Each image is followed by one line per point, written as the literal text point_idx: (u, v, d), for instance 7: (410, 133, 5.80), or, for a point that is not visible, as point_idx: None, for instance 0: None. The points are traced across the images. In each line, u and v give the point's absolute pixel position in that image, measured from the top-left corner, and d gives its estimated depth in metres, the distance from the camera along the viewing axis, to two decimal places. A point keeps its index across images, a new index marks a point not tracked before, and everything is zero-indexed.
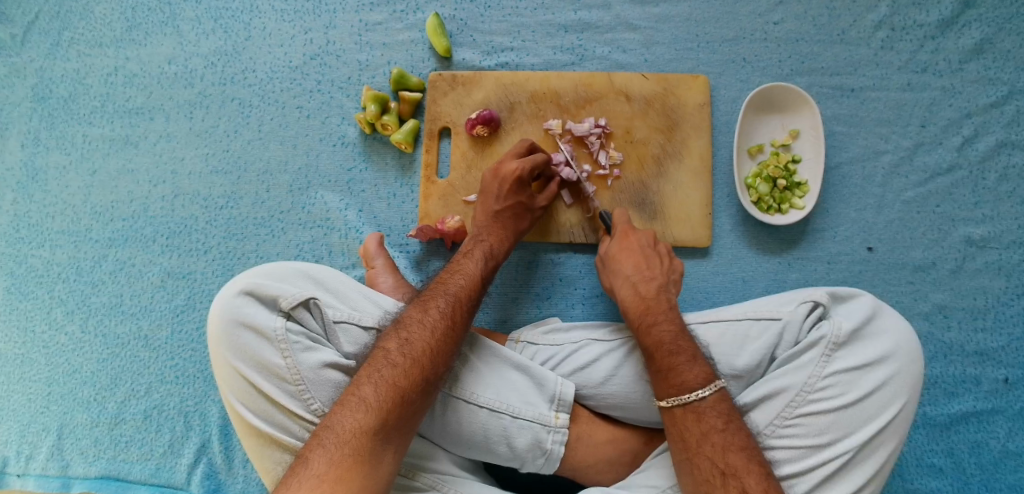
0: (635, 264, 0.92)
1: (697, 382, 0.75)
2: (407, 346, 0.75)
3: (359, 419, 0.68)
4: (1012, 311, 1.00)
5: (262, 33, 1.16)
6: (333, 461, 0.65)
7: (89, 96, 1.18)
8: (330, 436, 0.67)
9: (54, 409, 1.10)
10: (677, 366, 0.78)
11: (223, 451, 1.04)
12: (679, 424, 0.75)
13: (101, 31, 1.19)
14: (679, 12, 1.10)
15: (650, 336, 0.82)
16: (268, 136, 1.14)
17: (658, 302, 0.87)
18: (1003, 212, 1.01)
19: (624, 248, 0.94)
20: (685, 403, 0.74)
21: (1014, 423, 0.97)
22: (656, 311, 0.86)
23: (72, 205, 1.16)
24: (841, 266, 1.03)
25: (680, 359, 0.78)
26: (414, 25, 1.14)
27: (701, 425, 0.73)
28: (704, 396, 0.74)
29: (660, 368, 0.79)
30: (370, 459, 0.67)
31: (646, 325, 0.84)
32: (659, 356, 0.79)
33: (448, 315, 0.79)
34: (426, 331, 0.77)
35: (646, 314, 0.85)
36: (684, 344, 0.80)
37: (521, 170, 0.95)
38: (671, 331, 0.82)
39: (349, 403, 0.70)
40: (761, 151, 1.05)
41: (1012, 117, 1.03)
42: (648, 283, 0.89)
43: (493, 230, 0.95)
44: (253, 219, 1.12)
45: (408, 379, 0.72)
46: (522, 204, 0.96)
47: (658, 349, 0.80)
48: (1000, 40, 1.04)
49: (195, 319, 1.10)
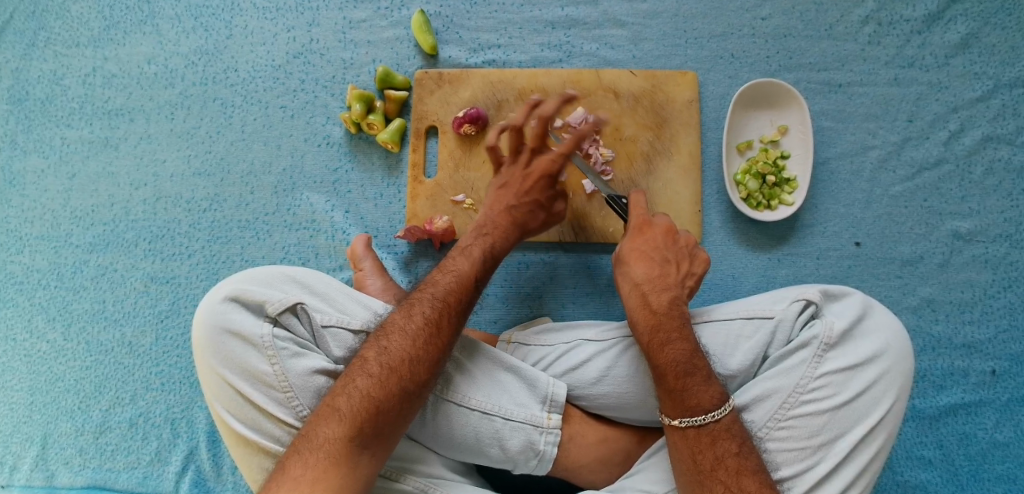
0: (648, 269, 0.87)
1: (711, 404, 0.73)
2: (385, 356, 0.74)
3: (334, 426, 0.68)
4: (998, 304, 1.01)
5: (244, 31, 1.14)
6: (309, 466, 0.65)
7: (67, 98, 1.15)
8: (306, 443, 0.67)
9: (37, 419, 1.07)
10: (690, 387, 0.74)
11: (211, 458, 1.03)
12: (692, 446, 0.73)
13: (78, 31, 1.16)
14: (667, 8, 1.09)
15: (663, 355, 0.77)
16: (251, 137, 1.12)
17: (672, 318, 0.82)
18: (989, 206, 1.02)
19: (636, 249, 0.89)
20: (698, 426, 0.73)
21: (1002, 414, 0.98)
22: (668, 327, 0.81)
23: (51, 209, 1.13)
24: (830, 261, 1.03)
25: (694, 380, 0.75)
26: (399, 22, 1.12)
27: (714, 449, 0.72)
28: (718, 418, 0.73)
29: (673, 389, 0.75)
30: (345, 465, 0.66)
31: (658, 342, 0.79)
32: (673, 378, 0.76)
33: (432, 321, 0.77)
34: (407, 339, 0.75)
35: (659, 330, 0.80)
36: (699, 363, 0.77)
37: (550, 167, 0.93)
38: (684, 350, 0.78)
39: (325, 410, 0.70)
40: (749, 148, 1.05)
41: (997, 111, 1.03)
42: (661, 293, 0.85)
43: (500, 226, 0.93)
44: (237, 222, 1.10)
45: (384, 389, 0.71)
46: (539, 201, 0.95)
47: (672, 370, 0.76)
48: (985, 34, 1.04)
49: (180, 324, 1.09)
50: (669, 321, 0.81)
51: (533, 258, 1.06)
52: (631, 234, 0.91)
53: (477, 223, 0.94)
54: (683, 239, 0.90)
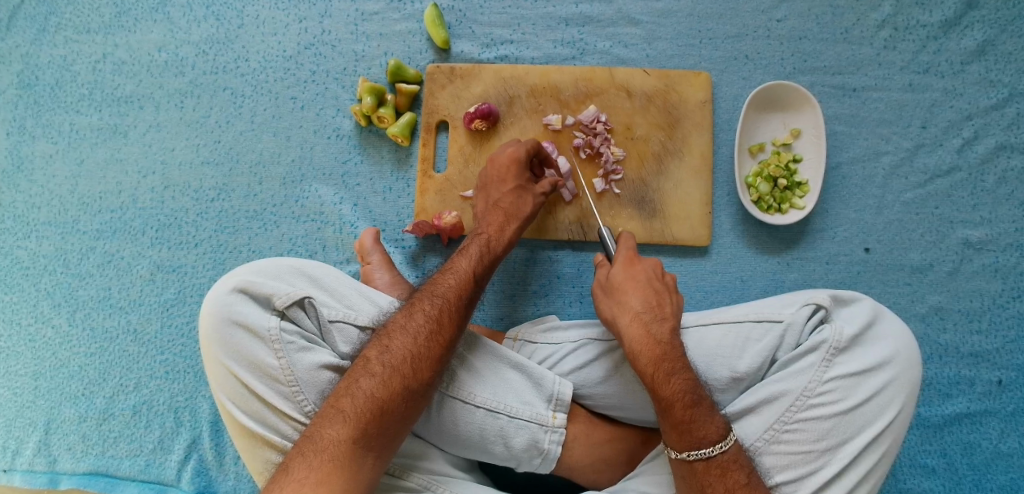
0: (644, 299, 0.84)
1: (717, 435, 0.73)
2: (387, 355, 0.74)
3: (338, 428, 0.68)
4: (1007, 313, 1.00)
5: (255, 21, 1.13)
6: (313, 468, 0.65)
7: (77, 84, 1.15)
8: (310, 444, 0.67)
9: (40, 404, 1.07)
10: (698, 418, 0.74)
11: (214, 448, 1.03)
12: (700, 480, 0.73)
13: (89, 17, 1.16)
14: (682, 8, 1.08)
15: (669, 387, 0.75)
16: (261, 127, 1.12)
17: (673, 348, 0.79)
18: (1001, 215, 1.02)
19: (630, 279, 0.85)
20: (705, 459, 0.73)
21: (1007, 424, 0.98)
22: (671, 357, 0.78)
23: (59, 195, 1.13)
24: (839, 266, 1.03)
25: (701, 411, 0.75)
26: (412, 15, 1.12)
27: (725, 481, 0.72)
28: (725, 449, 0.73)
29: (680, 422, 0.74)
30: (350, 468, 0.66)
31: (663, 374, 0.77)
32: (680, 410, 0.74)
33: (433, 319, 0.77)
34: (409, 338, 0.75)
35: (663, 362, 0.78)
36: (703, 393, 0.76)
37: (517, 153, 0.94)
38: (689, 380, 0.76)
39: (330, 412, 0.70)
40: (761, 150, 1.04)
41: (1012, 119, 1.02)
42: (661, 323, 0.81)
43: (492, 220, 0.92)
44: (245, 212, 1.10)
45: (388, 388, 0.71)
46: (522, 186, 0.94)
47: (679, 402, 0.75)
48: (1003, 42, 1.04)
49: (185, 313, 1.08)
50: (672, 351, 0.79)
51: (541, 256, 1.06)
52: (619, 265, 0.87)
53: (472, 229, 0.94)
54: (669, 276, 0.87)
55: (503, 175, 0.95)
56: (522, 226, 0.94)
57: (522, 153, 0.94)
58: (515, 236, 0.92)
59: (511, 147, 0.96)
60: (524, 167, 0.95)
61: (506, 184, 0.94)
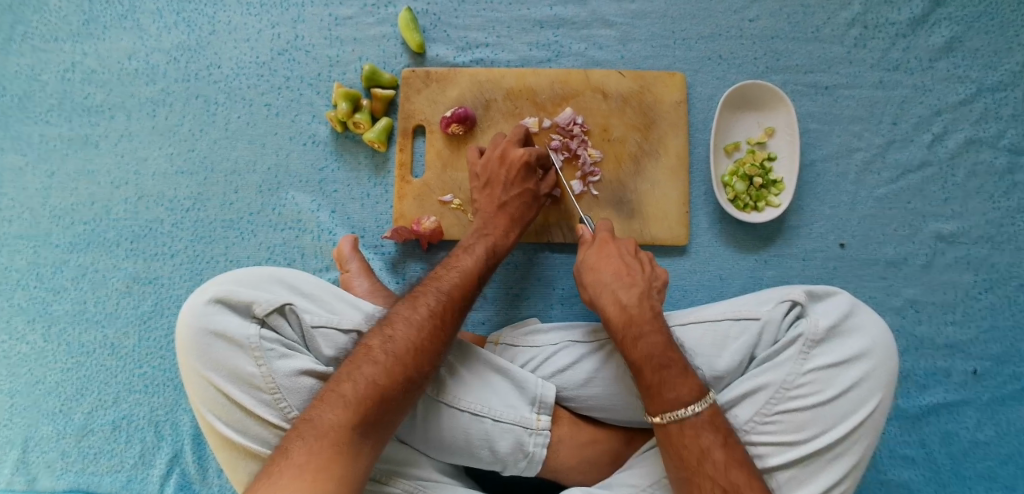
0: (614, 272, 0.85)
1: (691, 396, 0.73)
2: (390, 343, 0.73)
3: (338, 413, 0.67)
4: (980, 304, 1.02)
5: (227, 27, 1.12)
6: (314, 452, 0.63)
7: (45, 94, 1.13)
8: (309, 429, 0.66)
9: (17, 422, 1.05)
10: (668, 379, 0.74)
11: (196, 461, 1.02)
12: (674, 442, 0.72)
13: (57, 26, 1.14)
14: (655, 8, 1.09)
15: (637, 349, 0.77)
16: (235, 135, 1.10)
17: (643, 312, 0.80)
18: (972, 208, 1.03)
19: (603, 257, 0.88)
20: (680, 420, 0.72)
21: (983, 413, 1.00)
22: (640, 321, 0.79)
23: (30, 208, 1.11)
24: (816, 263, 1.04)
25: (672, 372, 0.74)
26: (386, 19, 1.11)
27: (699, 442, 0.71)
28: (699, 410, 0.72)
29: (650, 384, 0.74)
30: (350, 453, 0.65)
31: (631, 338, 0.78)
32: (649, 372, 0.75)
33: (436, 314, 0.78)
34: (412, 329, 0.75)
35: (631, 327, 0.79)
36: (675, 356, 0.76)
37: (529, 156, 0.95)
38: (659, 342, 0.77)
39: (330, 397, 0.68)
40: (737, 149, 1.05)
41: (980, 114, 1.04)
42: (630, 289, 0.83)
43: (498, 223, 0.93)
44: (221, 222, 1.09)
45: (390, 376, 0.70)
46: (531, 192, 0.96)
47: (648, 364, 0.76)
48: (969, 38, 1.05)
49: (163, 325, 1.07)
50: (639, 315, 0.80)
51: (522, 259, 1.06)
52: (595, 245, 0.90)
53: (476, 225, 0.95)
54: (644, 253, 0.89)
55: (512, 177, 0.95)
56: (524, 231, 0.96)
57: (533, 157, 0.95)
58: (515, 241, 0.95)
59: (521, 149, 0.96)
60: (532, 171, 0.96)
61: (513, 188, 0.95)
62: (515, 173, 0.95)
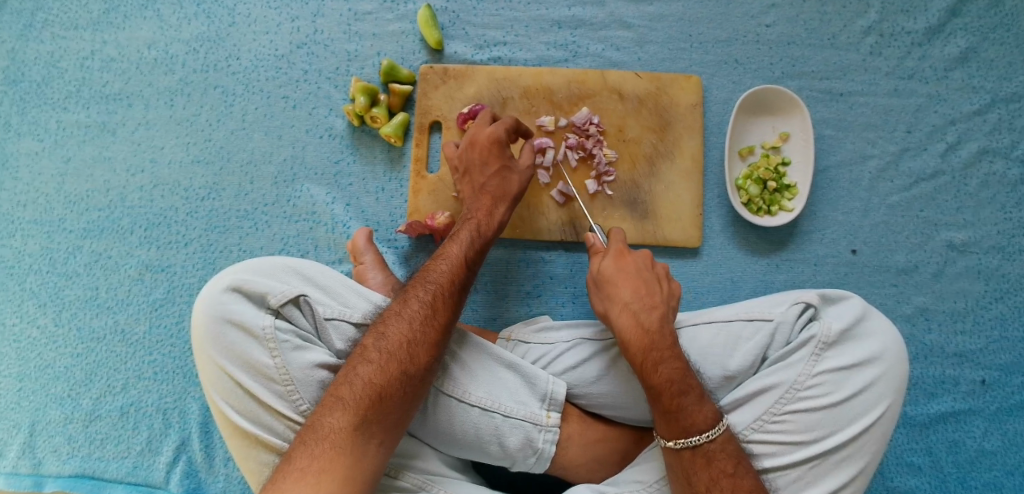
0: (633, 288, 0.83)
1: (706, 424, 0.74)
2: (383, 340, 0.74)
3: (338, 415, 0.67)
4: (990, 314, 1.02)
5: (247, 19, 1.13)
6: (315, 455, 0.64)
7: (64, 81, 1.13)
8: (311, 433, 0.67)
9: (25, 406, 1.06)
10: (687, 406, 0.75)
11: (203, 450, 1.02)
12: (686, 466, 0.74)
13: (78, 14, 1.15)
14: (673, 12, 1.10)
15: (658, 375, 0.76)
16: (252, 126, 1.11)
17: (663, 337, 0.79)
18: (984, 218, 1.04)
19: (620, 272, 0.85)
20: (693, 447, 0.74)
21: (990, 423, 1.00)
22: (660, 346, 0.78)
23: (45, 193, 1.11)
24: (828, 268, 1.04)
25: (690, 399, 0.75)
26: (405, 15, 1.12)
27: (709, 469, 0.73)
28: (713, 438, 0.74)
29: (669, 410, 0.75)
30: (353, 453, 0.65)
31: (651, 363, 0.77)
32: (669, 398, 0.75)
33: (427, 305, 0.78)
34: (404, 322, 0.75)
35: (651, 351, 0.78)
36: (693, 382, 0.76)
37: (498, 133, 0.94)
38: (679, 369, 0.77)
39: (329, 400, 0.69)
40: (751, 153, 1.06)
41: (994, 125, 1.05)
42: (650, 311, 0.81)
43: (480, 205, 0.93)
44: (235, 212, 1.09)
45: (386, 374, 0.71)
46: (506, 167, 0.94)
47: (667, 391, 0.75)
48: (985, 49, 1.06)
49: (174, 313, 1.07)
50: (660, 340, 0.79)
51: (533, 257, 1.06)
52: (609, 257, 0.87)
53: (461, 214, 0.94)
54: (660, 266, 0.87)
55: (486, 156, 0.94)
56: (512, 206, 0.95)
57: (502, 133, 0.94)
58: (504, 217, 0.94)
59: (490, 128, 0.95)
60: (504, 147, 0.95)
61: (489, 166, 0.94)
62: (487, 152, 0.94)
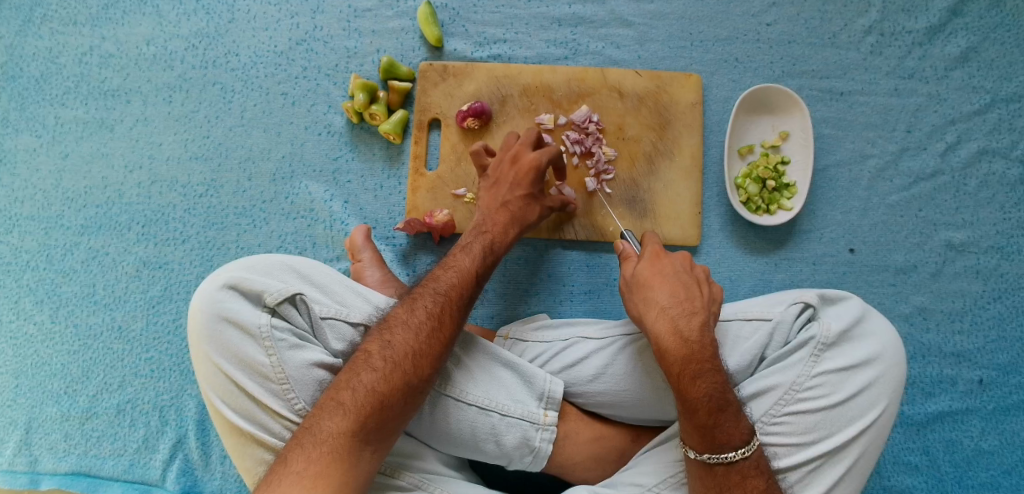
0: (672, 293, 0.81)
1: (741, 440, 0.72)
2: (389, 350, 0.73)
3: (337, 420, 0.67)
4: (988, 314, 1.02)
5: (246, 16, 1.13)
6: (311, 460, 0.64)
7: (62, 76, 1.13)
8: (308, 437, 0.66)
9: (22, 402, 1.05)
10: (723, 422, 0.73)
11: (200, 447, 1.01)
12: (719, 483, 0.72)
13: (76, 9, 1.14)
14: (673, 10, 1.09)
15: (696, 389, 0.73)
16: (250, 123, 1.11)
17: (704, 346, 0.77)
18: (983, 218, 1.04)
19: (656, 274, 0.84)
20: (727, 463, 0.72)
21: (987, 422, 1.00)
22: (701, 358, 0.76)
23: (42, 190, 1.11)
24: (826, 267, 1.04)
25: (726, 416, 0.73)
26: (405, 12, 1.11)
27: (743, 485, 0.72)
28: (747, 455, 0.72)
29: (704, 425, 0.72)
30: (347, 461, 0.65)
31: (690, 375, 0.75)
32: (705, 414, 0.73)
33: (434, 316, 0.77)
34: (411, 333, 0.74)
35: (691, 363, 0.75)
36: (731, 398, 0.74)
37: (540, 161, 0.94)
38: (717, 384, 0.74)
39: (329, 404, 0.69)
40: (751, 152, 1.05)
41: (993, 125, 1.05)
42: (689, 317, 0.79)
43: (497, 220, 0.93)
44: (233, 208, 1.09)
45: (388, 383, 0.70)
46: (534, 197, 0.95)
47: (704, 406, 0.73)
48: (985, 49, 1.06)
49: (171, 311, 1.07)
50: (700, 351, 0.76)
51: (532, 254, 1.06)
52: (646, 260, 0.86)
53: (475, 222, 0.94)
54: (699, 269, 0.85)
55: (519, 179, 0.94)
56: (525, 231, 0.95)
57: (543, 162, 0.94)
58: (515, 239, 0.94)
59: (533, 153, 0.95)
60: (541, 176, 0.95)
61: (519, 189, 0.94)
62: (522, 177, 0.94)
